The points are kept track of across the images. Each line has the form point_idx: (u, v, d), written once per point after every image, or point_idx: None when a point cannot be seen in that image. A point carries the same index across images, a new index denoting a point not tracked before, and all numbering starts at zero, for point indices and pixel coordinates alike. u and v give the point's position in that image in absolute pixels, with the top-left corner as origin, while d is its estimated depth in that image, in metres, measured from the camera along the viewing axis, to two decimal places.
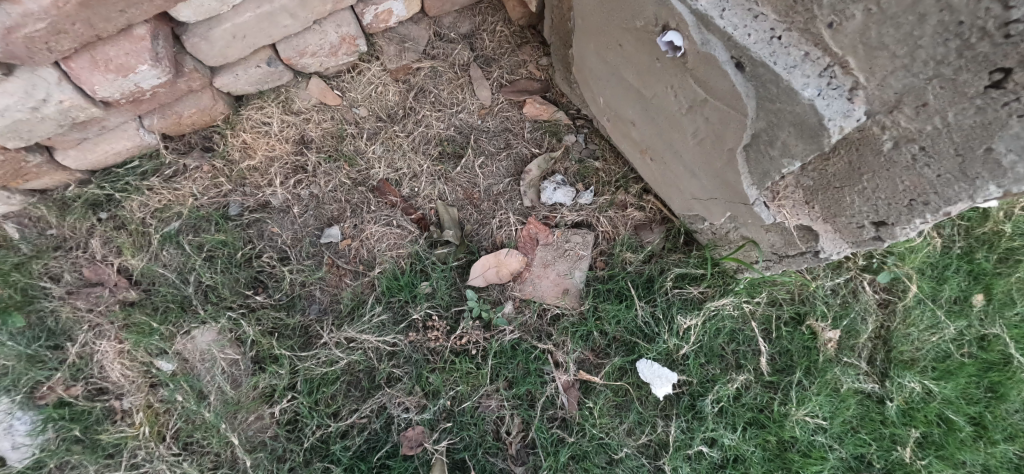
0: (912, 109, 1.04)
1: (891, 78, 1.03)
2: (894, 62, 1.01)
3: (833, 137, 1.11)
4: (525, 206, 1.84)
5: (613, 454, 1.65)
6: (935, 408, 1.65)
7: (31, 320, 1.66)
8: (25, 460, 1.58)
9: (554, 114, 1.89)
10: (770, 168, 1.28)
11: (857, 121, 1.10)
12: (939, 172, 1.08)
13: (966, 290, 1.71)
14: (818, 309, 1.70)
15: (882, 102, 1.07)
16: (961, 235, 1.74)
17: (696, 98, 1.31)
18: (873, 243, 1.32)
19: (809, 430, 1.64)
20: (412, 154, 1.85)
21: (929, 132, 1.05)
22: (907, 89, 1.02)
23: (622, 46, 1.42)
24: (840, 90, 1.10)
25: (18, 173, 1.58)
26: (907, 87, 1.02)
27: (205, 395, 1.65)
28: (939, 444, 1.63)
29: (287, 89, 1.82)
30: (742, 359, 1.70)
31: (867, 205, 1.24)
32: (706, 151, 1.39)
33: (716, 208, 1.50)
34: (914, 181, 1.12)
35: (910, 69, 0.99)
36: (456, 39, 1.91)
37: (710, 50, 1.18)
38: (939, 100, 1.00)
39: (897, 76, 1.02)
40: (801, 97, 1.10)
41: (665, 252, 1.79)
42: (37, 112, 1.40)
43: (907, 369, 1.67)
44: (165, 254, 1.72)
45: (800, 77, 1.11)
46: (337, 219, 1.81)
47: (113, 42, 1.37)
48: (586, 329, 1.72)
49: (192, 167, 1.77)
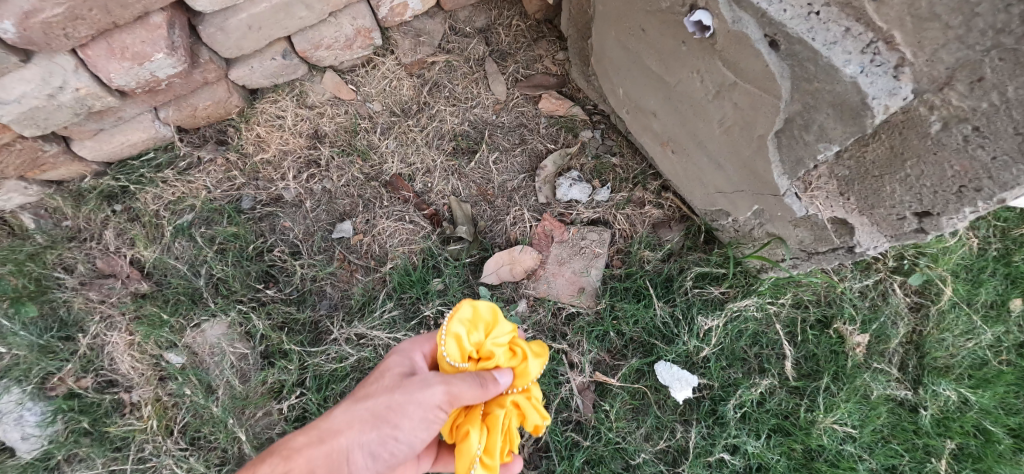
0: (965, 85, 0.97)
1: (942, 52, 0.97)
2: (946, 34, 0.95)
3: (877, 117, 1.05)
4: (540, 203, 1.80)
5: (630, 460, 1.59)
6: (972, 418, 1.56)
7: (44, 310, 1.64)
8: (33, 452, 1.56)
9: (571, 109, 1.85)
10: (804, 154, 1.22)
11: (904, 100, 1.04)
12: (995, 153, 1.01)
13: (1003, 295, 1.62)
14: (846, 312, 1.62)
15: (930, 80, 1.01)
16: (996, 237, 1.65)
17: (724, 82, 1.26)
18: (915, 236, 1.24)
19: (838, 438, 1.56)
20: (425, 149, 1.81)
21: (984, 110, 0.98)
22: (961, 63, 0.96)
23: (645, 30, 1.39)
24: (885, 67, 1.05)
25: (35, 162, 1.58)
26: (961, 60, 0.96)
27: (213, 390, 1.63)
28: (977, 457, 1.54)
29: (301, 82, 1.79)
30: (766, 363, 1.63)
31: (909, 194, 1.17)
32: (733, 140, 1.34)
33: (743, 201, 1.44)
34: (965, 164, 1.06)
35: (964, 40, 0.93)
36: (471, 34, 1.88)
37: (742, 28, 1.14)
38: (997, 74, 0.93)
39: (949, 49, 0.96)
40: (842, 74, 1.06)
41: (684, 251, 1.72)
42: (53, 100, 1.39)
43: (942, 376, 1.58)
44: (177, 246, 1.70)
45: (840, 54, 1.06)
46: (348, 214, 1.78)
47: (129, 29, 1.35)
48: (602, 329, 1.67)
49: (206, 159, 1.75)
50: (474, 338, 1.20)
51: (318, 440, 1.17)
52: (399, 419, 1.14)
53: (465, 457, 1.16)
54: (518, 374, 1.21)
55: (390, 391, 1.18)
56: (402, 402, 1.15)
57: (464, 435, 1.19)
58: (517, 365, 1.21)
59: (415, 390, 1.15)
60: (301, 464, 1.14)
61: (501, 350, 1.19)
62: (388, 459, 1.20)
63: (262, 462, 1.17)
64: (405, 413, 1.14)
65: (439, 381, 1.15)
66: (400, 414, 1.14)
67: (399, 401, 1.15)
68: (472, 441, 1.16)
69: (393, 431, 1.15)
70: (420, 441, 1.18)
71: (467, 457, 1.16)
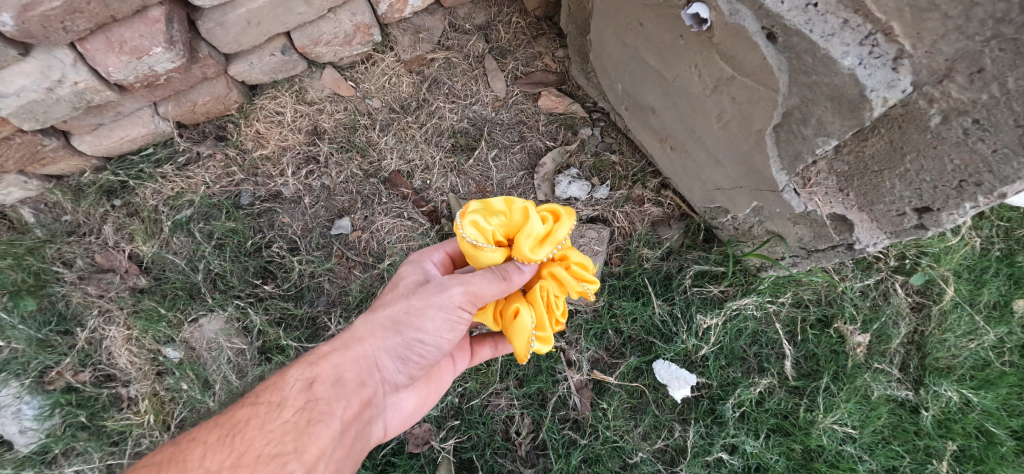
0: (965, 76, 0.96)
1: (941, 43, 0.96)
2: (945, 24, 0.93)
3: (875, 109, 1.05)
4: (538, 200, 1.80)
5: (628, 458, 1.58)
6: (974, 419, 1.54)
7: (42, 304, 1.64)
8: (31, 445, 1.56)
9: (570, 106, 1.84)
10: (802, 148, 1.21)
11: (902, 92, 1.04)
12: (995, 146, 1.00)
13: (1007, 295, 1.60)
14: (847, 311, 1.60)
15: (930, 72, 1.00)
16: (1000, 237, 1.63)
17: (722, 76, 1.26)
18: (915, 232, 1.23)
19: (838, 438, 1.55)
20: (424, 145, 1.81)
21: (985, 102, 0.97)
22: (961, 54, 0.95)
23: (643, 24, 1.39)
24: (884, 59, 1.03)
25: (34, 156, 1.58)
26: (960, 51, 0.95)
27: (210, 385, 1.63)
28: (979, 459, 1.52)
29: (300, 79, 1.78)
30: (765, 362, 1.62)
31: (909, 189, 1.16)
32: (731, 135, 1.34)
33: (741, 197, 1.44)
34: (965, 158, 1.04)
35: (964, 31, 0.92)
36: (471, 31, 1.87)
37: (739, 21, 1.14)
38: (997, 64, 0.92)
39: (948, 40, 0.95)
40: (840, 67, 1.04)
41: (683, 249, 1.71)
42: (52, 93, 1.39)
43: (944, 376, 1.57)
44: (176, 241, 1.70)
45: (838, 46, 1.05)
46: (347, 211, 1.78)
47: (127, 23, 1.35)
48: (600, 327, 1.66)
49: (204, 155, 1.75)
50: (495, 222, 1.16)
51: (342, 347, 1.17)
52: (421, 322, 1.15)
53: (521, 333, 1.18)
54: (553, 234, 1.14)
55: (407, 297, 1.19)
56: (421, 305, 1.15)
57: (513, 315, 1.20)
58: (548, 226, 1.15)
59: (433, 294, 1.15)
60: (328, 370, 1.15)
61: (530, 213, 1.12)
62: (417, 362, 1.21)
63: (288, 372, 1.17)
64: (426, 315, 1.15)
65: (456, 280, 1.15)
66: (421, 316, 1.15)
67: (418, 305, 1.16)
68: (524, 318, 1.18)
69: (417, 333, 1.15)
70: (447, 342, 1.19)
71: (523, 335, 1.18)
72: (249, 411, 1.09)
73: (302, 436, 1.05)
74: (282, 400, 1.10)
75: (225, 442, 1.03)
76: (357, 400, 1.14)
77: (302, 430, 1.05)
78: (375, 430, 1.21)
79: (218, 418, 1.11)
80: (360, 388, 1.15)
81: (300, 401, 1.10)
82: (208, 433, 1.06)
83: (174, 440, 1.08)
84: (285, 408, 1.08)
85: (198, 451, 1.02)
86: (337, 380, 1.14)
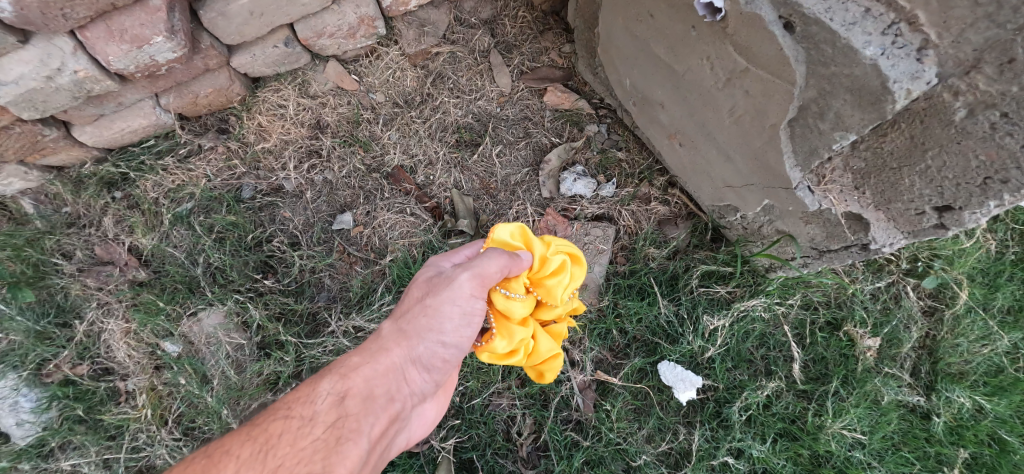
0: (994, 67, 0.93)
1: (969, 32, 0.93)
2: (975, 12, 0.90)
3: (898, 101, 1.02)
4: (543, 197, 1.77)
5: (631, 461, 1.56)
6: (986, 427, 1.50)
7: (41, 296, 1.62)
8: (27, 438, 1.55)
9: (576, 102, 1.81)
10: (818, 144, 1.19)
11: (927, 83, 1.00)
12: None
13: (1021, 300, 1.57)
14: (857, 315, 1.56)
15: (956, 63, 0.97)
16: (1016, 240, 1.59)
17: (736, 69, 1.23)
18: (934, 232, 1.19)
19: (846, 444, 1.51)
20: (427, 140, 1.78)
21: (1014, 95, 0.93)
22: (990, 44, 0.92)
23: (654, 15, 1.37)
24: (908, 49, 1.00)
25: (34, 147, 1.56)
26: (990, 40, 0.91)
27: (208, 380, 1.61)
28: (991, 467, 1.48)
29: (303, 72, 1.76)
30: (772, 365, 1.59)
31: (929, 188, 1.13)
32: (744, 130, 1.31)
33: (752, 195, 1.41)
34: (991, 154, 1.01)
35: (994, 18, 0.89)
36: (476, 25, 1.84)
37: (755, 9, 1.11)
38: None
39: (977, 29, 0.92)
40: (862, 56, 1.02)
41: (691, 248, 1.68)
42: (51, 82, 1.37)
43: (955, 382, 1.53)
44: (176, 234, 1.68)
45: (860, 35, 1.02)
46: (349, 206, 1.76)
47: (129, 12, 1.32)
48: (605, 327, 1.64)
49: (206, 147, 1.73)
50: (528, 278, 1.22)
51: (370, 359, 1.14)
52: (440, 323, 1.14)
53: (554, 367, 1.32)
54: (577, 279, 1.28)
55: (423, 298, 1.18)
56: (437, 304, 1.15)
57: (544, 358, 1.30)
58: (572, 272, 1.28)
59: (444, 289, 1.15)
60: (359, 384, 1.11)
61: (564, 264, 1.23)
62: (443, 369, 1.19)
63: (315, 382, 1.12)
64: (443, 314, 1.14)
65: (471, 283, 1.13)
66: (438, 316, 1.14)
67: (434, 303, 1.15)
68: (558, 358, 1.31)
69: (437, 334, 1.15)
70: (467, 341, 1.18)
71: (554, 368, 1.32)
72: (281, 425, 1.05)
73: (333, 455, 1.02)
74: (312, 416, 1.06)
75: (257, 458, 1.00)
76: (386, 416, 1.12)
77: (332, 449, 1.02)
78: (399, 441, 1.21)
79: (246, 429, 1.06)
80: (390, 404, 1.13)
81: (331, 417, 1.06)
82: (239, 447, 1.02)
83: (199, 452, 1.04)
84: (316, 425, 1.05)
85: (230, 466, 0.98)
86: (368, 395, 1.11)
